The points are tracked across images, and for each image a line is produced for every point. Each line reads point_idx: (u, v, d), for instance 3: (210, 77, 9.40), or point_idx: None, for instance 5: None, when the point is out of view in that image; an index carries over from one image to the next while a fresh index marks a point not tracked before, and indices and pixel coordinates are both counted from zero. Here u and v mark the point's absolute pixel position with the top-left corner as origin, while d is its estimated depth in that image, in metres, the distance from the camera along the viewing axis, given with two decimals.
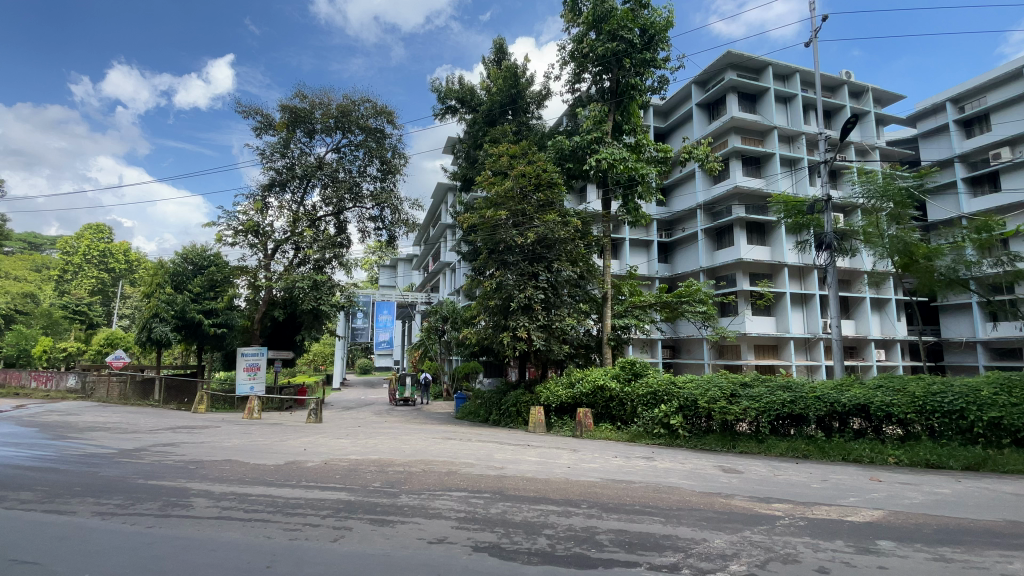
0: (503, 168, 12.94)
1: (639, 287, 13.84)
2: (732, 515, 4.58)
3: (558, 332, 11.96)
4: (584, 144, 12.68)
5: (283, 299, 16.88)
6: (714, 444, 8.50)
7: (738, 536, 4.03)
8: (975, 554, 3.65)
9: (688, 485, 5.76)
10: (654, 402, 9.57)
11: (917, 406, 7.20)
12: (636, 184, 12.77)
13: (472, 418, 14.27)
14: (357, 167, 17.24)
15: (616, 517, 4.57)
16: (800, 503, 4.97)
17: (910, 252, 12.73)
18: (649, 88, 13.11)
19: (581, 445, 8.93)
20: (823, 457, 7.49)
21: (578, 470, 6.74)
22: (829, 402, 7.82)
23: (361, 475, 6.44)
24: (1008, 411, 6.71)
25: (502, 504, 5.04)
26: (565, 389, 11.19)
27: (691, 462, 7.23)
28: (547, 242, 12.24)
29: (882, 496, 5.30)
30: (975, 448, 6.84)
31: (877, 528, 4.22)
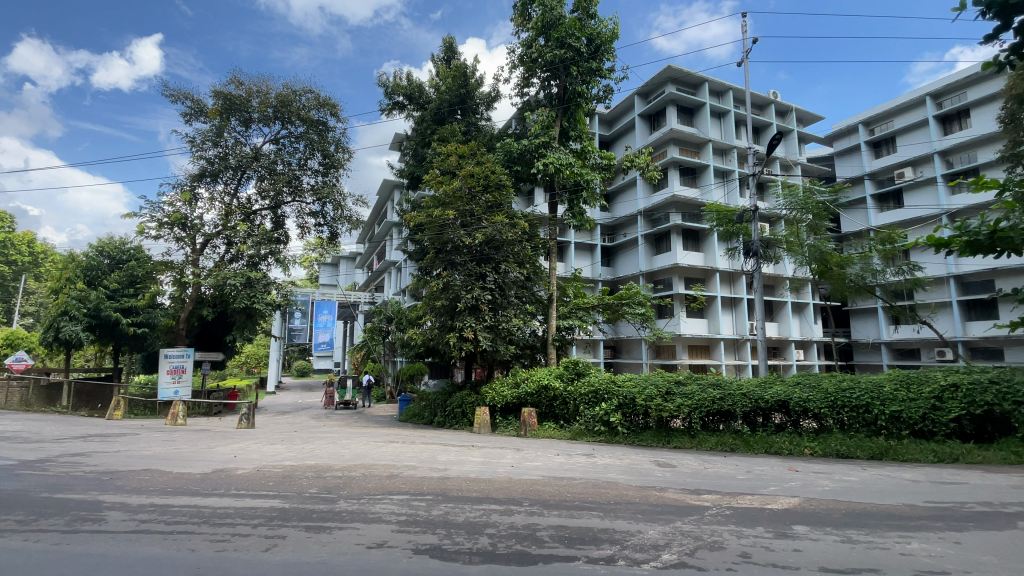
0: (451, 168, 12.88)
1: (584, 289, 14.15)
2: (664, 507, 4.81)
3: (505, 333, 12.00)
4: (532, 149, 12.81)
5: (214, 297, 15.87)
6: (651, 440, 8.87)
7: (670, 527, 4.24)
8: (878, 535, 4.04)
9: (625, 480, 5.99)
10: (595, 401, 9.86)
11: (830, 401, 7.87)
12: (581, 189, 13.19)
13: (416, 420, 14.01)
14: (297, 160, 16.49)
15: (556, 513, 4.67)
16: (727, 494, 5.30)
17: (826, 260, 13.87)
18: (595, 96, 13.47)
19: (525, 445, 9.03)
20: (748, 450, 8.01)
21: (521, 469, 6.82)
22: (753, 398, 8.38)
23: (297, 481, 6.18)
24: (906, 405, 7.46)
25: (444, 506, 5.01)
26: (511, 389, 11.28)
27: (629, 458, 7.51)
28: (495, 243, 12.30)
29: (798, 484, 5.76)
30: (879, 439, 7.51)
31: (793, 514, 4.59)
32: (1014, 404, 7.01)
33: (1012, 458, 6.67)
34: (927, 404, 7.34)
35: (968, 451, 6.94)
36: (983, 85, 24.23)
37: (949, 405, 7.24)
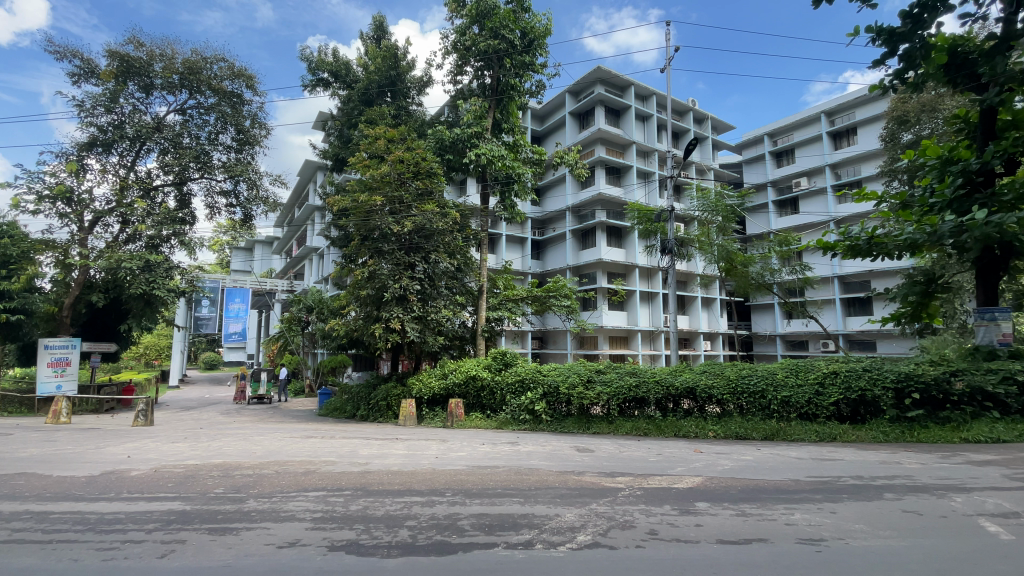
0: (380, 152, 12.44)
1: (513, 281, 14.27)
2: (582, 490, 5.03)
3: (434, 324, 11.80)
4: (465, 138, 12.65)
5: (106, 281, 14.21)
6: (572, 427, 9.22)
7: (586, 509, 4.44)
8: (767, 508, 4.50)
9: (546, 466, 6.19)
10: (521, 390, 10.04)
11: (731, 388, 8.64)
12: (513, 182, 13.26)
13: (337, 414, 13.51)
14: (206, 134, 15.08)
15: (478, 502, 4.72)
16: (639, 475, 5.64)
17: (731, 258, 15.10)
18: (528, 91, 13.58)
19: (450, 435, 9.02)
20: (660, 434, 8.57)
21: (445, 460, 6.80)
22: (665, 385, 8.99)
23: (201, 481, 5.74)
24: (795, 390, 8.32)
25: (363, 500, 4.88)
26: (438, 381, 11.18)
27: (551, 445, 7.75)
28: (425, 232, 12.03)
29: (702, 464, 6.26)
30: (772, 421, 8.33)
31: (696, 491, 4.99)
32: (882, 389, 7.97)
33: (880, 436, 7.61)
34: (812, 389, 8.22)
35: (844, 430, 7.84)
36: (869, 106, 27.16)
37: (831, 390, 8.15)
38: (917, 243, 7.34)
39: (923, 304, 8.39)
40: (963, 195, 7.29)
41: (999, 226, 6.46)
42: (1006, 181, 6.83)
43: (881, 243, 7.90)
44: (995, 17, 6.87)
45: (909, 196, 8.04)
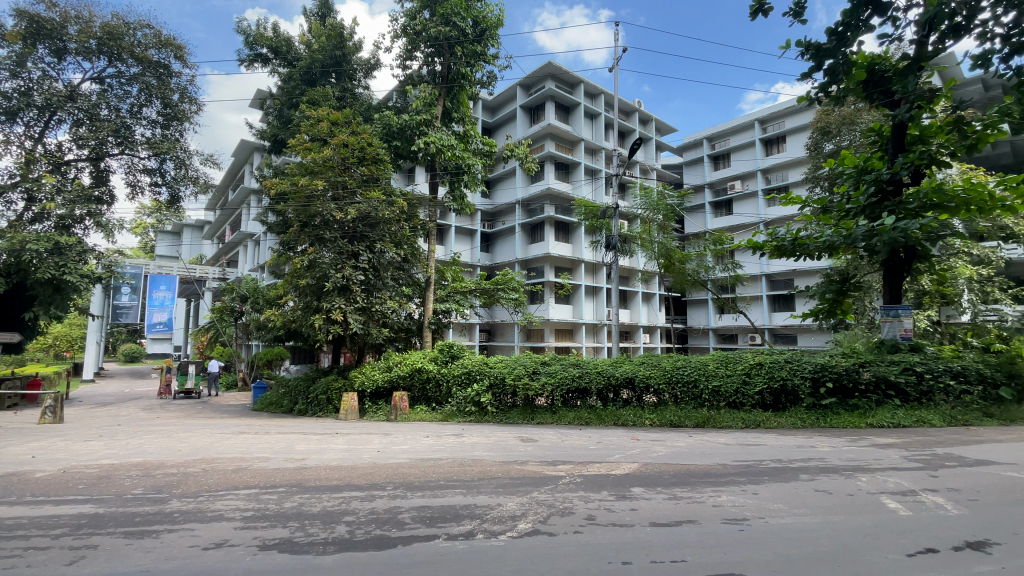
0: (323, 135, 11.94)
1: (462, 273, 14.15)
2: (524, 479, 5.11)
3: (378, 316, 11.46)
4: (413, 125, 12.33)
5: (6, 265, 12.74)
6: (517, 418, 9.32)
7: (528, 498, 4.51)
8: (697, 491, 4.76)
9: (490, 456, 6.22)
10: (467, 382, 10.01)
11: (668, 378, 9.06)
12: (462, 173, 13.15)
13: (273, 409, 12.92)
14: (127, 106, 13.81)
15: (419, 494, 4.68)
16: (580, 463, 5.81)
17: (670, 255, 15.74)
18: (479, 81, 13.46)
19: (393, 429, 8.86)
20: (600, 423, 8.84)
21: (387, 454, 6.67)
22: (607, 375, 9.30)
23: (118, 482, 5.31)
24: (724, 379, 8.84)
25: (298, 497, 4.70)
26: (381, 373, 10.91)
27: (496, 435, 7.79)
28: (370, 220, 11.65)
29: (639, 451, 6.53)
30: (703, 409, 8.80)
31: (633, 477, 5.20)
32: (800, 379, 8.63)
33: (798, 422, 8.24)
34: (739, 379, 8.77)
35: (767, 418, 8.41)
36: (797, 116, 29.09)
37: (756, 379, 8.72)
38: (834, 244, 8.14)
39: (838, 301, 9.14)
40: (875, 202, 8.00)
41: (904, 232, 7.12)
42: (911, 191, 7.53)
43: (804, 244, 8.51)
44: (908, 39, 7.52)
45: (829, 202, 8.69)
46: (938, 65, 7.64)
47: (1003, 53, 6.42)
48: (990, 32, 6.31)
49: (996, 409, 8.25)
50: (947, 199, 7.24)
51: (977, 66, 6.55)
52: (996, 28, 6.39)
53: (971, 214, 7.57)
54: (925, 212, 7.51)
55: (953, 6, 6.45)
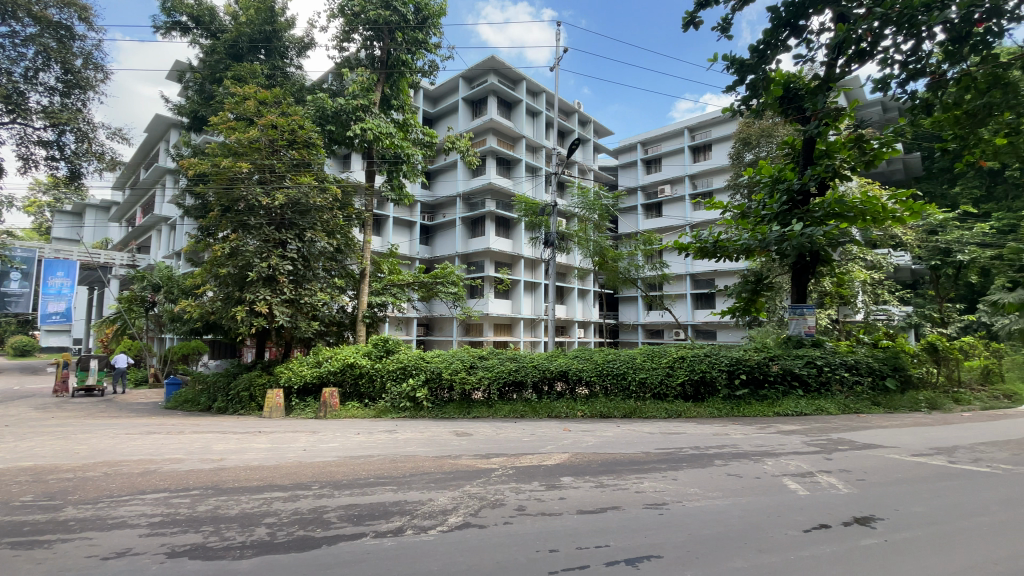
0: (249, 114, 11.21)
1: (399, 266, 13.83)
2: (456, 473, 5.10)
3: (307, 308, 10.95)
4: (349, 110, 11.82)
5: None
6: (453, 412, 9.27)
7: (459, 491, 4.51)
8: (622, 479, 4.98)
9: (422, 452, 6.16)
10: (402, 376, 9.80)
11: (599, 370, 9.43)
12: (401, 163, 12.82)
13: (188, 407, 12.02)
14: (20, 69, 12.16)
15: (347, 492, 4.54)
16: (512, 455, 5.89)
17: (603, 254, 16.26)
18: (420, 70, 13.16)
19: (322, 426, 8.51)
20: (534, 416, 9.00)
21: (314, 452, 6.41)
22: (542, 369, 9.49)
23: (0, 489, 4.72)
24: (650, 372, 9.32)
25: (214, 500, 4.41)
26: (310, 368, 10.45)
27: (430, 431, 7.71)
28: (300, 207, 11.06)
29: (571, 442, 6.73)
30: (631, 401, 9.21)
31: (563, 467, 5.35)
32: (717, 371, 9.27)
33: (714, 412, 8.84)
34: (664, 371, 9.28)
35: (688, 408, 8.95)
36: (722, 127, 31.03)
37: (678, 371, 9.27)
38: (750, 247, 8.79)
39: (752, 300, 9.89)
40: (787, 210, 8.72)
41: (810, 237, 7.82)
42: (817, 200, 8.27)
43: (724, 246, 9.13)
44: (820, 61, 8.23)
45: (747, 207, 9.35)
46: (844, 86, 8.39)
47: (900, 78, 7.18)
48: (890, 58, 7.03)
49: (882, 397, 9.23)
50: (847, 209, 8.01)
51: (878, 89, 7.29)
52: (895, 55, 7.13)
53: (867, 224, 8.42)
54: (828, 220, 8.28)
55: (859, 33, 7.11)
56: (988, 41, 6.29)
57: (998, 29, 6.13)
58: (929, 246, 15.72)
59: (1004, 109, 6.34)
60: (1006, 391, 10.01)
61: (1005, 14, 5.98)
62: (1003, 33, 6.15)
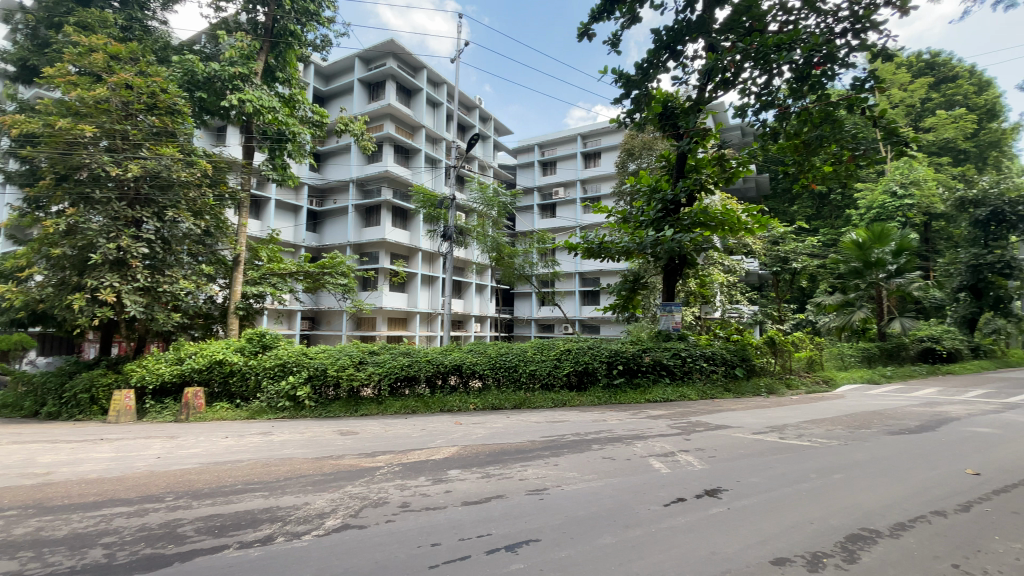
0: (97, 70, 9.57)
1: (281, 253, 12.78)
2: (337, 474, 4.87)
3: (165, 298, 9.61)
4: (224, 77, 10.53)
5: None
6: (338, 411, 8.74)
7: (339, 492, 4.30)
8: (508, 468, 5.13)
9: (300, 453, 5.76)
10: (281, 374, 9.04)
11: (492, 363, 9.59)
12: (286, 141, 11.82)
13: (6, 413, 10.02)
14: None
15: (208, 502, 4.11)
16: (399, 452, 5.75)
17: (500, 250, 16.51)
18: (311, 43, 12.23)
19: (182, 431, 7.56)
20: (426, 411, 8.83)
21: (171, 459, 5.69)
22: (435, 363, 9.40)
23: None
24: (541, 364, 9.71)
25: (33, 521, 3.71)
26: (170, 366, 9.25)
27: (312, 430, 7.24)
28: (160, 181, 9.69)
29: (460, 435, 6.75)
30: (521, 392, 9.48)
31: (451, 460, 5.37)
32: (599, 362, 9.98)
33: (596, 400, 9.45)
34: (552, 363, 9.74)
35: (572, 397, 9.46)
36: (611, 137, 33.18)
37: (565, 363, 9.80)
38: (631, 249, 9.65)
39: (630, 297, 10.76)
40: (661, 217, 9.56)
41: (679, 243, 8.70)
42: (686, 210, 9.20)
43: (608, 248, 9.87)
44: (693, 84, 9.14)
45: (629, 214, 10.12)
46: (711, 110, 9.41)
47: (755, 107, 8.23)
48: (748, 89, 8.06)
49: (732, 384, 10.58)
50: (709, 220, 9.04)
51: (738, 115, 8.28)
52: (751, 87, 8.16)
53: (727, 232, 9.53)
54: (694, 228, 9.23)
55: (725, 63, 8.02)
56: (824, 82, 7.37)
57: (831, 72, 7.25)
58: (772, 255, 18.20)
59: (831, 142, 7.58)
60: (824, 377, 12.03)
61: (836, 61, 7.12)
62: (834, 77, 7.30)
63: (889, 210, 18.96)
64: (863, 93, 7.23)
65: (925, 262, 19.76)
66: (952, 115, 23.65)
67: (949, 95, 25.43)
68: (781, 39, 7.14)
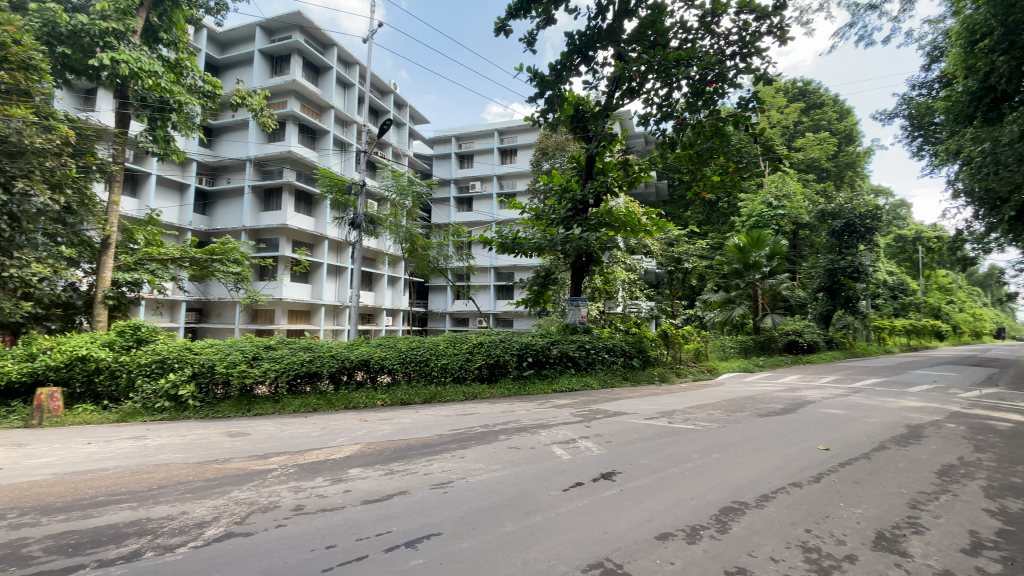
0: None
1: (162, 236, 11.49)
2: (224, 478, 4.51)
3: (13, 284, 8.30)
4: (93, 32, 9.14)
5: None
6: (228, 410, 8.05)
7: (223, 499, 3.98)
8: (412, 463, 5.07)
9: (179, 458, 5.24)
10: (159, 372, 8.14)
11: (401, 358, 9.37)
12: (169, 111, 10.58)
13: None
14: None
15: (62, 518, 3.60)
16: (295, 452, 5.44)
17: (413, 241, 16.14)
18: (203, 6, 11.06)
19: (31, 438, 6.52)
20: (329, 408, 8.39)
21: (14, 471, 4.89)
22: (340, 358, 8.98)
23: None
24: (452, 357, 9.71)
25: None
26: (18, 363, 7.92)
27: (195, 433, 6.61)
28: (12, 149, 8.04)
29: (363, 432, 6.53)
30: (431, 386, 9.38)
31: (352, 458, 5.19)
32: (510, 355, 10.21)
33: (505, 392, 9.63)
34: (463, 356, 9.78)
35: (483, 389, 9.55)
36: (527, 135, 33.82)
37: (477, 356, 9.89)
38: (542, 245, 9.94)
39: (541, 292, 11.06)
40: (571, 215, 9.97)
41: (586, 241, 9.12)
42: (593, 210, 9.68)
43: (521, 244, 10.07)
44: (601, 90, 9.57)
45: (541, 211, 10.35)
46: (617, 116, 9.91)
47: (656, 117, 8.82)
48: (652, 100, 8.62)
49: (630, 373, 11.37)
50: (614, 220, 9.54)
51: (642, 123, 8.81)
52: (654, 98, 8.73)
53: (629, 234, 10.11)
54: (600, 228, 9.74)
55: (631, 73, 8.49)
56: (716, 99, 8.09)
57: (721, 90, 7.95)
58: (667, 255, 19.63)
59: (719, 153, 8.42)
60: (709, 366, 13.31)
61: (726, 81, 7.85)
62: (723, 95, 8.03)
63: (765, 218, 20.90)
64: (747, 112, 8.03)
65: (794, 265, 22.53)
66: (818, 138, 27.14)
67: (816, 119, 29.18)
68: (680, 56, 7.75)
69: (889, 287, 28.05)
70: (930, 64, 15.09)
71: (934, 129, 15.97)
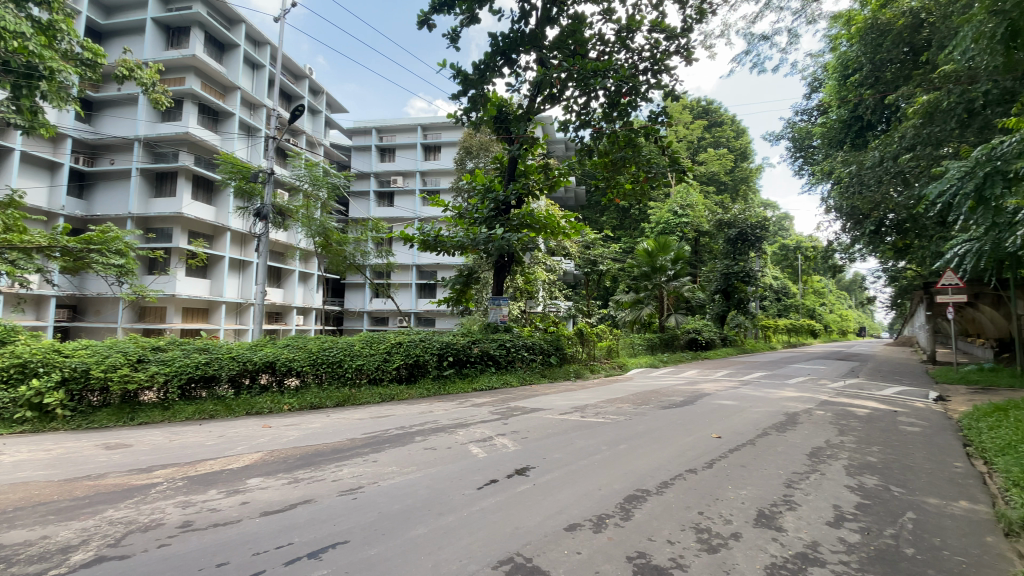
0: None
1: (26, 221, 9.99)
2: (98, 496, 4.03)
3: None
4: None
5: None
6: (106, 420, 7.19)
7: (95, 519, 3.56)
8: (318, 469, 4.85)
9: (40, 476, 4.59)
10: (19, 378, 7.08)
11: (312, 359, 8.89)
12: (38, 79, 9.10)
13: None
14: None
15: None
16: (185, 464, 4.99)
17: (327, 236, 15.41)
18: None
19: None
20: (227, 414, 7.78)
21: None
22: (241, 361, 8.37)
23: None
24: (367, 357, 9.38)
25: None
26: None
27: (63, 446, 5.86)
28: None
29: (266, 439, 6.14)
30: (344, 388, 9.01)
31: (252, 467, 4.87)
32: (429, 354, 10.09)
33: (424, 392, 9.51)
34: (381, 357, 9.50)
35: (400, 390, 9.35)
36: (452, 132, 33.58)
37: (394, 357, 9.67)
38: (464, 245, 9.91)
39: (463, 291, 11.04)
40: (494, 215, 10.05)
41: (508, 241, 9.27)
42: (515, 211, 9.84)
43: (443, 242, 9.92)
44: (523, 94, 9.75)
45: (463, 210, 10.32)
46: (537, 120, 10.13)
47: (575, 124, 9.14)
48: (571, 106, 8.92)
49: (547, 370, 11.74)
50: (534, 222, 9.78)
51: (562, 129, 9.08)
52: (573, 105, 9.04)
53: (548, 236, 10.39)
54: (521, 228, 9.93)
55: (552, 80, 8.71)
56: (629, 111, 8.55)
57: (634, 103, 8.41)
58: (584, 258, 20.42)
59: (631, 162, 8.99)
60: (620, 362, 14.07)
61: (638, 94, 8.31)
62: (635, 108, 8.51)
63: (671, 225, 22.61)
64: (656, 125, 8.57)
65: (696, 269, 24.45)
66: (719, 154, 29.74)
67: (717, 136, 32.01)
68: (597, 67, 8.08)
69: (774, 290, 31.40)
70: (811, 94, 17.05)
71: (812, 152, 18.13)
